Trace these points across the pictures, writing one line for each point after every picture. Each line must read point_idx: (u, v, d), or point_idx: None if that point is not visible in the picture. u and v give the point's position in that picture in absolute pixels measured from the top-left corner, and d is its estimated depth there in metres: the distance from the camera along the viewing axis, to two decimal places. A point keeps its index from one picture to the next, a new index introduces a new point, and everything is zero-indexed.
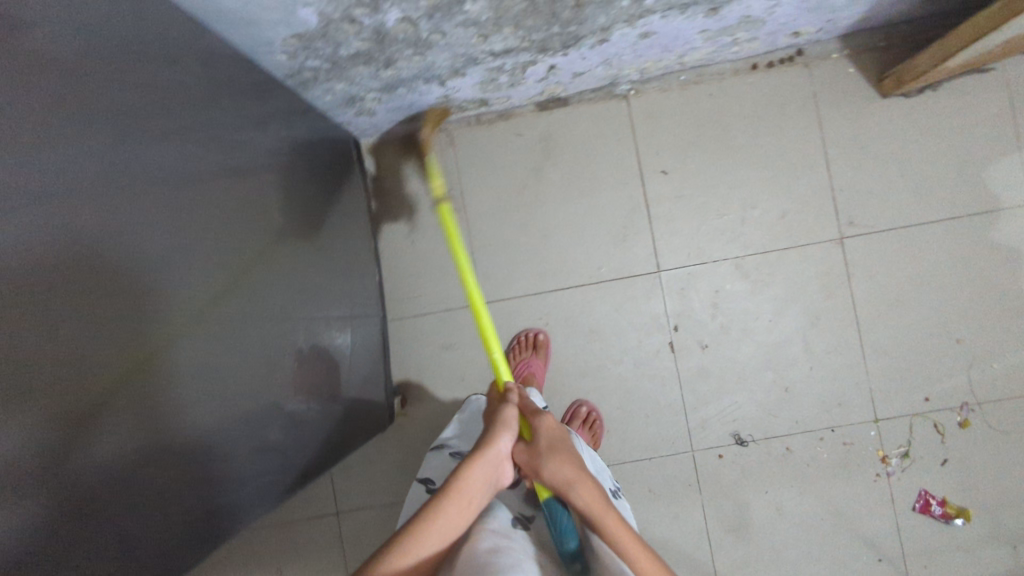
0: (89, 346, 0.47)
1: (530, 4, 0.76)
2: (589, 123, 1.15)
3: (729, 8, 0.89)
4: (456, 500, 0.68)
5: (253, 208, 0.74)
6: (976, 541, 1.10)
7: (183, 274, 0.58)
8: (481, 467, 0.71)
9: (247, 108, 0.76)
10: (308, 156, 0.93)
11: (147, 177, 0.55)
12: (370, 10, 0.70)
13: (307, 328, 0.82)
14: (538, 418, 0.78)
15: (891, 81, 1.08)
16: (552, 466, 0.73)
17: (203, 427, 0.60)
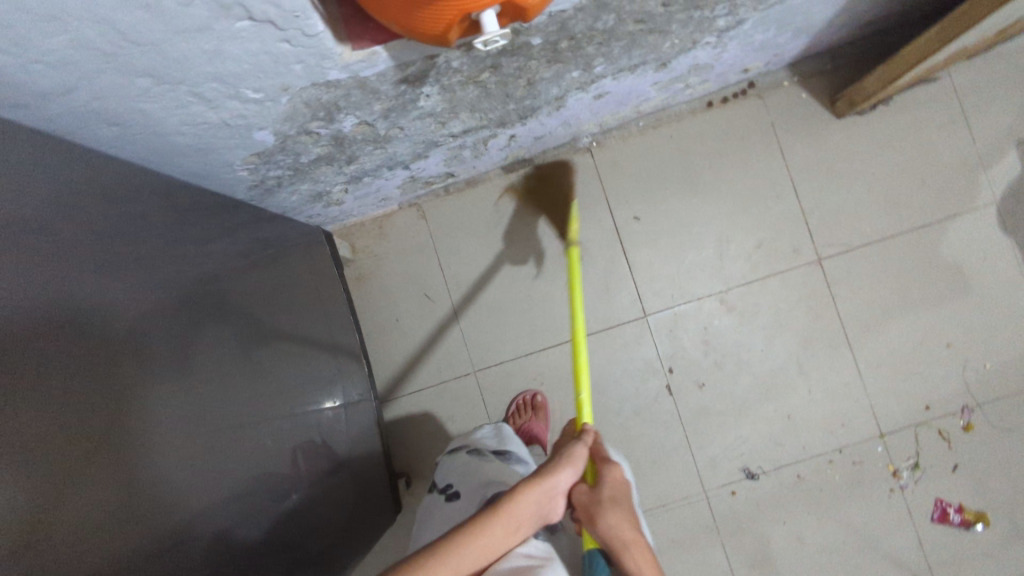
0: (77, 382, 0.50)
1: (484, 89, 0.77)
2: (556, 179, 1.16)
3: (678, 60, 0.91)
4: (507, 521, 0.61)
5: (232, 317, 0.77)
6: (1000, 544, 1.09)
7: (164, 335, 0.63)
8: (536, 502, 0.63)
9: (207, 231, 0.77)
10: (277, 258, 0.93)
11: (122, 284, 0.60)
12: (325, 122, 0.70)
13: (299, 419, 0.83)
14: (609, 468, 0.69)
15: (843, 103, 1.11)
16: (610, 520, 0.64)
17: (184, 505, 0.58)
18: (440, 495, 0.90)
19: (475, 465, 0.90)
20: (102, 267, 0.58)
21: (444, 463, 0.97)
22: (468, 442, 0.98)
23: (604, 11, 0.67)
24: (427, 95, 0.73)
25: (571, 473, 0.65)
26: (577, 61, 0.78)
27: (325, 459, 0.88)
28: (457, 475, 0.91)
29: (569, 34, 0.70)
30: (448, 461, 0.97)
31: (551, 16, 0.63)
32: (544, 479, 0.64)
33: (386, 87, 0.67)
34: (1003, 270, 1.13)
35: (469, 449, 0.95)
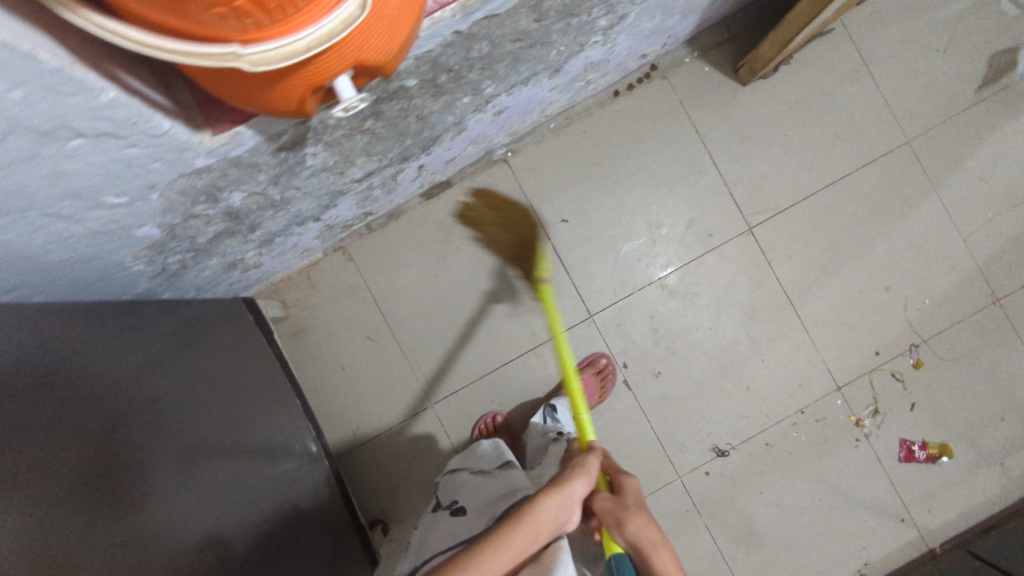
0: (59, 420, 0.59)
1: (374, 134, 0.75)
2: (478, 196, 1.14)
3: (570, 64, 0.89)
4: (523, 527, 0.60)
5: (188, 397, 0.80)
6: (966, 471, 1.13)
7: (134, 382, 0.72)
8: (552, 507, 0.62)
9: (125, 320, 0.77)
10: (210, 326, 0.93)
11: (74, 383, 0.63)
12: (211, 203, 0.67)
13: (267, 455, 0.90)
14: (625, 477, 0.71)
15: (746, 70, 1.10)
16: (637, 522, 0.66)
17: (162, 522, 0.65)
18: (444, 513, 0.85)
19: (482, 485, 0.86)
20: (49, 380, 0.60)
21: (444, 485, 0.94)
22: (469, 464, 0.95)
23: (475, 40, 0.65)
24: (314, 154, 0.70)
25: (590, 480, 0.68)
26: (464, 88, 0.76)
27: (290, 522, 0.88)
28: (466, 494, 0.87)
29: (446, 68, 0.68)
30: (449, 482, 0.94)
31: (418, 57, 0.61)
32: (561, 484, 0.65)
33: (265, 158, 0.64)
34: (926, 206, 1.15)
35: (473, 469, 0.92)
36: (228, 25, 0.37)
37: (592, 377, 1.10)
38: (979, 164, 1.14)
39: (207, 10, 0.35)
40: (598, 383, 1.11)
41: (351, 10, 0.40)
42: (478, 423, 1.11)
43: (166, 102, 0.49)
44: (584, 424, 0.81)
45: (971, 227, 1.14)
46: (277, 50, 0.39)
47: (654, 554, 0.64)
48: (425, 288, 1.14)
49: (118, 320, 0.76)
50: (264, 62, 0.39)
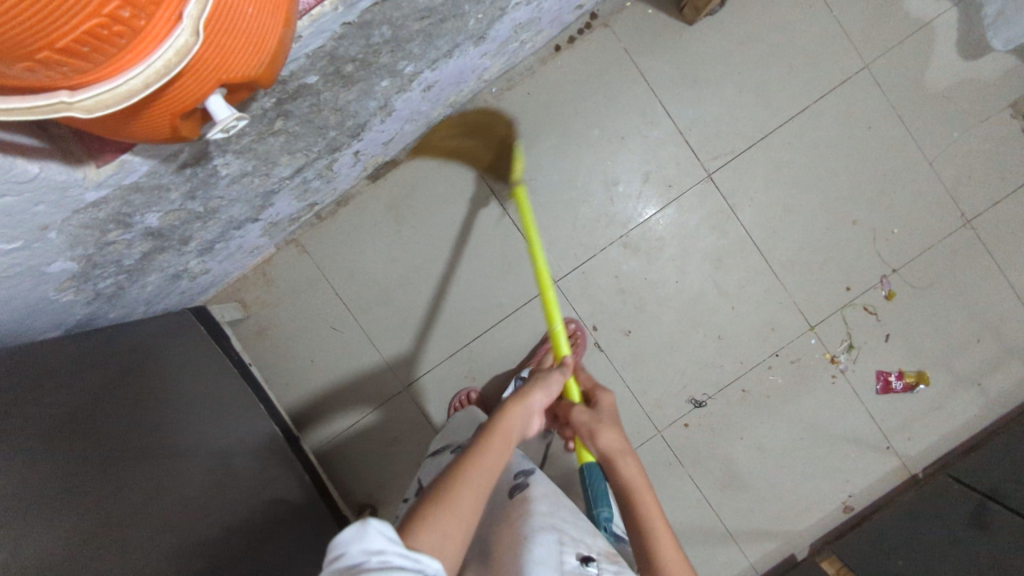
0: (45, 420, 0.65)
1: (289, 133, 0.72)
2: (427, 171, 1.11)
3: (496, 28, 0.85)
4: (505, 432, 0.63)
5: (159, 396, 0.83)
6: (944, 396, 1.12)
7: (113, 380, 0.78)
8: (522, 413, 0.66)
9: (89, 338, 0.80)
10: (175, 336, 0.95)
11: (42, 421, 0.64)
12: (124, 228, 0.65)
13: (246, 448, 0.94)
14: (602, 394, 0.79)
15: (689, 10, 1.05)
16: (607, 436, 0.72)
17: (151, 501, 0.71)
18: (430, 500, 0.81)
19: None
20: (24, 392, 0.65)
21: (425, 467, 0.90)
22: (450, 443, 0.89)
23: (373, 26, 0.61)
24: (225, 164, 0.67)
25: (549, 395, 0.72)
26: (379, 73, 0.73)
27: (278, 511, 0.92)
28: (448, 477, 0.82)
29: (348, 59, 0.64)
30: (429, 464, 0.89)
31: (309, 54, 0.58)
32: (524, 397, 0.68)
33: (170, 178, 0.61)
34: (888, 131, 1.10)
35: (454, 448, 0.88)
36: (45, 74, 0.35)
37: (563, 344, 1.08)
38: (941, 82, 1.10)
39: (13, 65, 0.33)
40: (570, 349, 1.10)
41: (185, 38, 0.36)
42: (453, 403, 1.09)
43: (35, 142, 0.47)
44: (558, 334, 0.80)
45: (935, 148, 1.11)
46: (110, 91, 0.36)
47: (620, 462, 0.70)
48: (384, 272, 1.12)
49: (84, 337, 0.80)
50: (100, 105, 0.37)
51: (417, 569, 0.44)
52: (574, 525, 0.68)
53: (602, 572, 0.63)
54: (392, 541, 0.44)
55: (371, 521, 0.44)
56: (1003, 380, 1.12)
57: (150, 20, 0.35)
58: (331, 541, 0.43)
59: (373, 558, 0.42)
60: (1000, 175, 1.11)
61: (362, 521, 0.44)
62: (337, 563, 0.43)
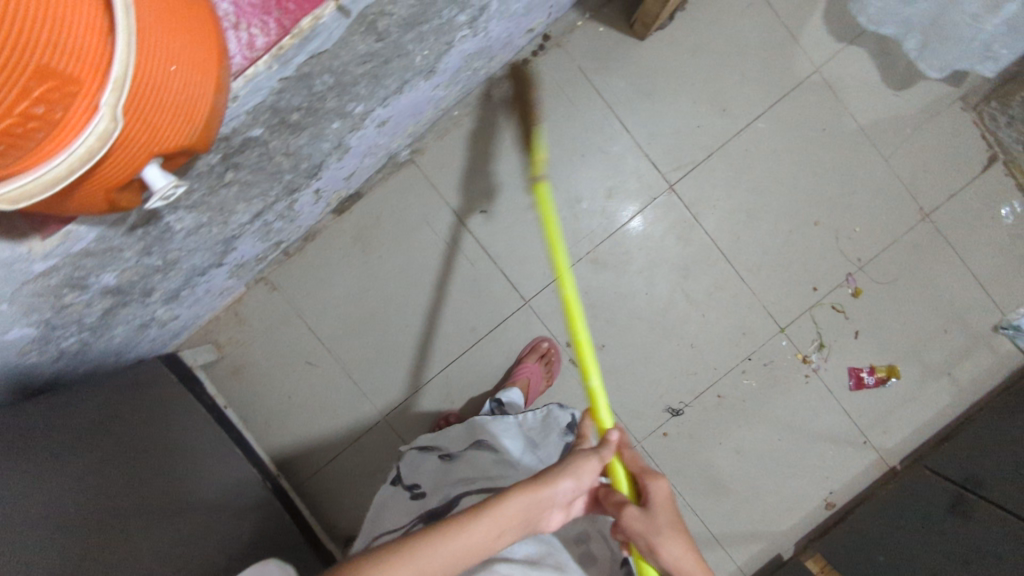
0: (25, 479, 0.65)
1: (242, 183, 0.72)
2: (391, 201, 1.12)
3: (445, 60, 0.86)
4: (486, 524, 0.54)
5: (138, 444, 0.83)
6: (916, 388, 1.14)
7: (93, 431, 0.78)
8: (528, 503, 0.56)
9: (68, 392, 0.80)
10: (152, 384, 0.95)
11: (28, 465, 0.67)
12: (80, 290, 0.65)
13: (225, 493, 0.94)
14: (654, 481, 0.63)
15: (639, 26, 1.07)
16: (672, 549, 0.60)
17: (131, 556, 0.71)
18: (403, 490, 0.81)
19: (442, 466, 0.81)
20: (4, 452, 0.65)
21: (408, 459, 0.88)
22: (440, 444, 0.88)
23: (314, 77, 0.62)
24: (179, 219, 0.68)
25: (579, 487, 0.59)
26: (327, 117, 0.74)
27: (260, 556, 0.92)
28: (425, 473, 0.82)
29: (292, 108, 0.65)
30: (412, 458, 0.88)
31: (250, 110, 0.59)
32: (541, 484, 0.57)
33: (121, 240, 0.61)
34: (843, 131, 1.12)
35: (439, 450, 0.86)
36: None
37: (536, 360, 1.09)
38: (891, 80, 1.11)
39: None
40: (544, 366, 1.10)
41: (104, 124, 0.37)
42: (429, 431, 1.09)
43: None
44: (597, 396, 0.65)
45: (890, 145, 1.12)
46: (33, 181, 0.37)
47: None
48: (356, 302, 1.13)
49: (61, 391, 0.80)
50: (24, 196, 0.37)
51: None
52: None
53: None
54: None
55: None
56: (972, 368, 1.13)
57: (67, 112, 0.35)
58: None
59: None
60: (956, 168, 1.12)
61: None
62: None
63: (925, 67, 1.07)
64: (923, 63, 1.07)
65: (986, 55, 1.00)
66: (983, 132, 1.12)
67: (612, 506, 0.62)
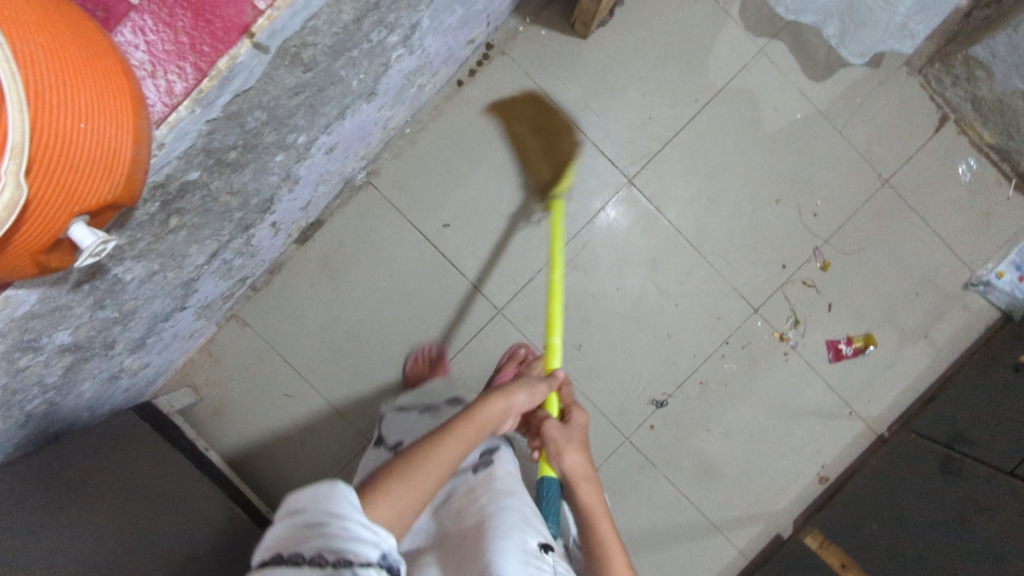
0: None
1: (190, 226, 0.72)
2: (353, 225, 1.12)
3: (385, 81, 0.86)
4: (472, 423, 0.63)
5: (123, 490, 0.83)
6: (895, 354, 1.14)
7: (72, 488, 0.78)
8: (501, 411, 0.66)
9: (47, 453, 0.80)
10: (135, 430, 0.94)
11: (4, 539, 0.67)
12: (35, 352, 0.65)
13: (225, 524, 0.94)
14: (576, 410, 0.77)
15: (579, 26, 1.07)
16: (574, 457, 0.72)
17: None
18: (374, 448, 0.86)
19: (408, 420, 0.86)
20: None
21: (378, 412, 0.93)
22: (419, 402, 0.90)
23: (243, 114, 0.62)
24: (128, 270, 0.68)
25: (532, 399, 0.71)
26: (268, 151, 0.74)
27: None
28: (395, 428, 0.86)
29: (227, 148, 0.65)
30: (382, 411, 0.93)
31: (182, 155, 0.59)
32: (507, 393, 0.68)
33: (67, 297, 0.61)
34: (794, 107, 1.13)
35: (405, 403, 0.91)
36: None
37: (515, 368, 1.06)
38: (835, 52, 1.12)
39: None
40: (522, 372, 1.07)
41: (11, 191, 0.38)
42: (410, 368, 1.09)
43: None
44: (553, 348, 0.79)
45: (843, 116, 1.13)
46: None
47: (580, 489, 0.71)
48: (328, 329, 1.12)
49: (39, 453, 0.80)
50: None
51: (374, 542, 0.47)
52: (538, 515, 0.68)
53: (557, 563, 0.64)
54: (354, 509, 0.47)
55: (340, 486, 0.47)
56: (948, 328, 1.14)
57: None
58: (298, 496, 0.47)
59: (331, 517, 0.46)
60: (910, 131, 1.13)
61: (327, 484, 0.47)
62: (293, 519, 0.46)
63: (847, 54, 1.04)
64: (844, 50, 1.04)
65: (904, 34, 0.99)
66: (932, 94, 1.13)
67: (538, 419, 0.76)
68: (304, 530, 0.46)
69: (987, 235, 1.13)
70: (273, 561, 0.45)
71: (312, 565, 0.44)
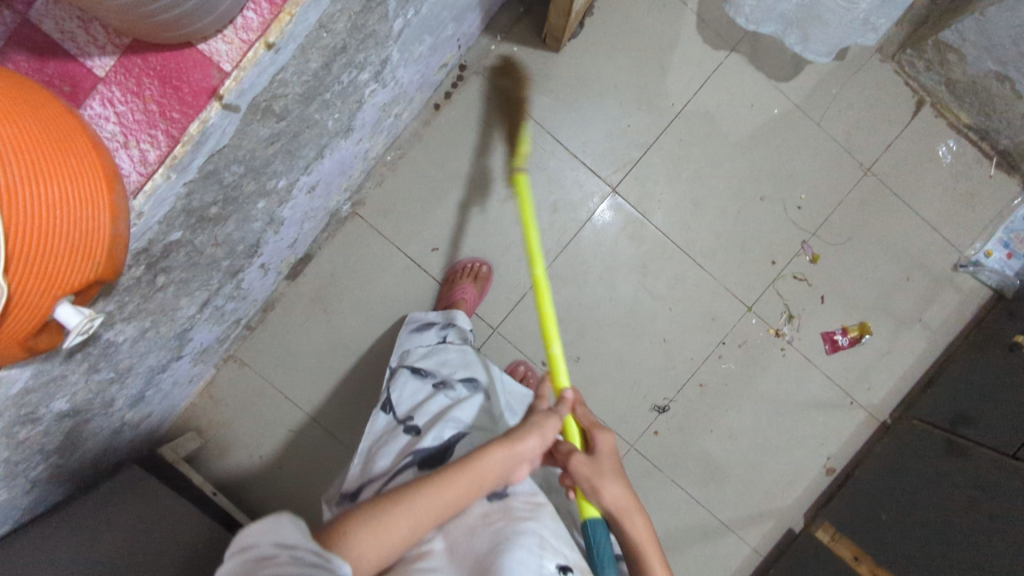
0: None
1: (178, 282, 0.73)
2: (342, 255, 1.12)
3: (360, 116, 0.86)
4: (470, 476, 0.62)
5: (115, 535, 0.83)
6: (891, 340, 1.14)
7: (67, 551, 0.79)
8: (506, 460, 0.65)
9: (47, 520, 0.81)
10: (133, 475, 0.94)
11: None
12: (34, 422, 0.65)
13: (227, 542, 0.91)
14: (601, 434, 0.74)
15: (550, 40, 1.08)
16: (611, 490, 0.70)
17: None
18: (398, 426, 0.82)
19: (443, 408, 0.82)
20: None
21: (401, 382, 0.89)
22: (437, 375, 0.89)
23: (221, 171, 0.62)
24: (120, 332, 0.68)
25: (547, 442, 0.69)
26: (250, 200, 0.74)
27: None
28: (409, 404, 0.85)
29: (209, 204, 0.65)
30: (405, 381, 0.89)
31: (163, 219, 0.59)
32: (516, 442, 0.66)
33: (62, 367, 0.61)
34: (771, 103, 1.13)
35: (435, 381, 0.87)
36: None
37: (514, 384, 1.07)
38: None
39: None
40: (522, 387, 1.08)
41: None
42: (452, 274, 1.11)
43: None
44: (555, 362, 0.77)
45: (820, 108, 1.13)
46: None
47: (625, 521, 0.70)
48: (326, 361, 1.13)
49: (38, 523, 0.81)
50: None
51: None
52: (557, 534, 0.69)
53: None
54: (307, 540, 0.47)
55: (285, 518, 0.48)
56: (942, 311, 1.14)
57: None
58: (249, 532, 0.48)
59: (283, 549, 0.46)
60: (888, 118, 1.13)
61: (276, 515, 0.48)
62: (247, 554, 0.47)
63: (811, 58, 0.98)
64: (809, 54, 0.98)
65: (867, 27, 0.93)
66: (907, 79, 1.13)
67: (562, 453, 0.73)
68: (257, 564, 0.46)
69: (971, 215, 1.14)
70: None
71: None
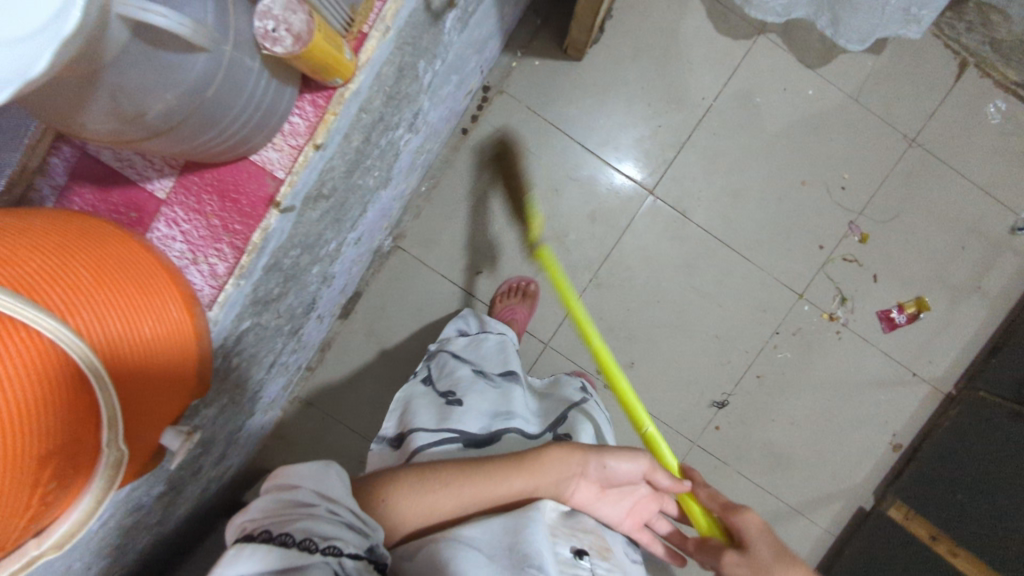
0: None
1: (248, 358, 0.75)
2: (390, 289, 1.14)
3: (396, 166, 0.87)
4: (522, 472, 0.58)
5: None
6: (949, 312, 1.12)
7: None
8: (562, 470, 0.60)
9: None
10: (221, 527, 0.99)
11: None
12: (136, 512, 0.69)
13: None
14: (738, 515, 0.61)
15: (572, 52, 1.07)
16: None
17: None
18: (437, 398, 0.80)
19: (484, 390, 0.80)
20: None
21: (441, 362, 0.88)
22: (472, 360, 0.87)
23: (280, 260, 0.64)
24: (203, 416, 0.71)
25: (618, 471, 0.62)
26: (305, 270, 0.76)
27: None
28: (447, 381, 0.83)
29: (270, 289, 0.67)
30: (444, 361, 0.88)
31: (234, 318, 0.61)
32: (579, 457, 0.60)
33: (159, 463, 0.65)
34: (804, 85, 1.10)
35: (474, 367, 0.85)
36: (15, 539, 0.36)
37: None
38: None
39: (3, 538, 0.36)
40: None
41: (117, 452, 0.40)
42: (497, 295, 1.12)
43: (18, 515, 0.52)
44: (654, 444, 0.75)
45: (856, 84, 1.10)
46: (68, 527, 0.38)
47: None
48: (386, 393, 1.15)
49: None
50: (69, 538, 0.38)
51: (363, 534, 0.49)
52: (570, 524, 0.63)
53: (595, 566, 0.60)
54: (349, 498, 0.50)
55: (333, 467, 0.50)
56: (1001, 277, 1.11)
57: (78, 463, 0.38)
58: (292, 474, 0.49)
59: (322, 498, 0.48)
60: (929, 85, 1.09)
61: (323, 463, 0.50)
62: (286, 493, 0.48)
63: (844, 44, 0.99)
64: (841, 40, 1.00)
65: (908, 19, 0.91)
66: (946, 42, 1.09)
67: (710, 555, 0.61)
68: (295, 506, 0.48)
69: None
70: (258, 536, 0.46)
71: (299, 550, 0.45)
